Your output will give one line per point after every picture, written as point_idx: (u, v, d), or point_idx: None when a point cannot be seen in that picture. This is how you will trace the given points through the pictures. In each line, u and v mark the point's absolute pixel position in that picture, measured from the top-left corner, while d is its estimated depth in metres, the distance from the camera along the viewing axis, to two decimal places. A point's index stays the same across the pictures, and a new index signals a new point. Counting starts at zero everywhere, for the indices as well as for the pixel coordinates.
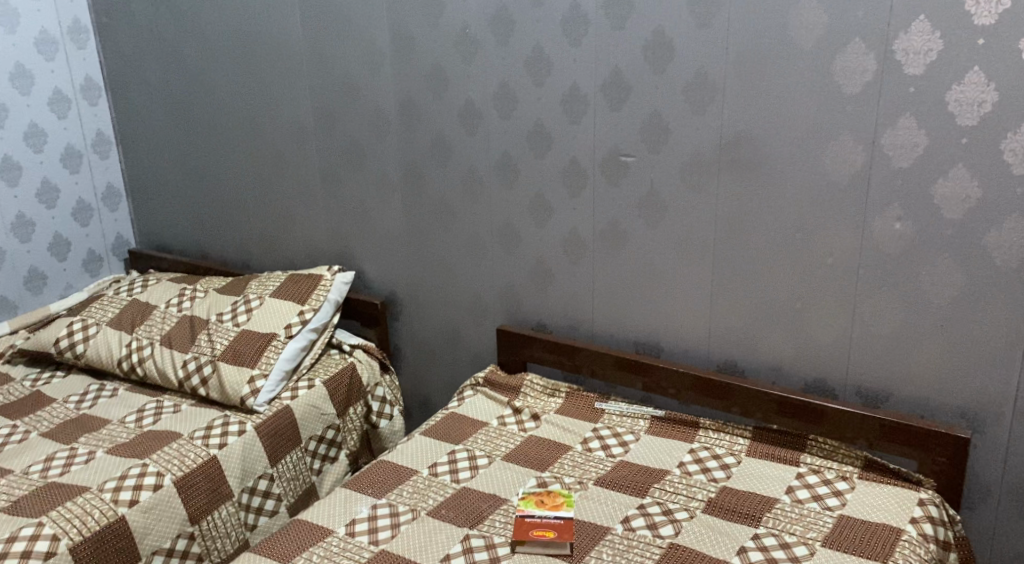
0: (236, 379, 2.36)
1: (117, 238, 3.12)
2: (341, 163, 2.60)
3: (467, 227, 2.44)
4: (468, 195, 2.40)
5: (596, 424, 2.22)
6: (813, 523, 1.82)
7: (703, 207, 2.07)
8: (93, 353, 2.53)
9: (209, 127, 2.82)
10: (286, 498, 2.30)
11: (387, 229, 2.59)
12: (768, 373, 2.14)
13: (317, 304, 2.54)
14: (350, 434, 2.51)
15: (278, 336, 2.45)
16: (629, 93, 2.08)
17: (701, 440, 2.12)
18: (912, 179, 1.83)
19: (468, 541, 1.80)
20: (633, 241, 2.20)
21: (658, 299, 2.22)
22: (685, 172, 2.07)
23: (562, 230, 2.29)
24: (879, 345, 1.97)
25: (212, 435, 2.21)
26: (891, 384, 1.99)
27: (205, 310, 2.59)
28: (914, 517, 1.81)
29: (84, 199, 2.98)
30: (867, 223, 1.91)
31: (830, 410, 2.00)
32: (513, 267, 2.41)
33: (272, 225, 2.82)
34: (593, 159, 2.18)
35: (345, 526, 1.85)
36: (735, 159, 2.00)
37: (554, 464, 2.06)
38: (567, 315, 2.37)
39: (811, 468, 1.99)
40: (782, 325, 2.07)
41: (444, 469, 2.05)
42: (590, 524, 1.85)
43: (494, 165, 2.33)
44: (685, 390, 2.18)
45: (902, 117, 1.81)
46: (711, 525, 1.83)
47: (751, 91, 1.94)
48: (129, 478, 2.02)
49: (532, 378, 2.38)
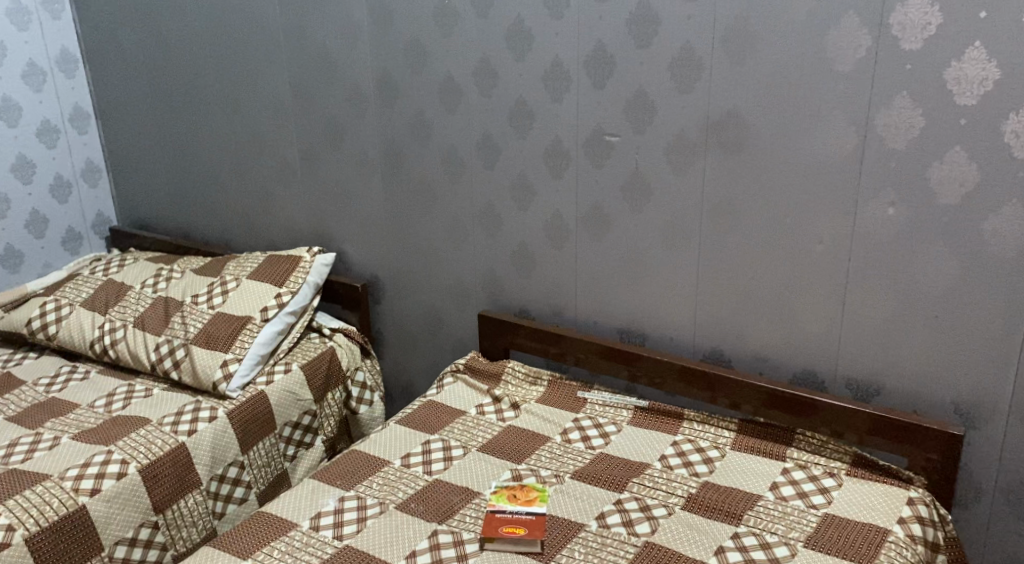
0: (209, 364, 2.30)
1: (97, 215, 3.05)
2: (319, 141, 2.51)
3: (448, 208, 2.36)
4: (449, 174, 2.32)
5: (576, 414, 2.14)
6: (796, 522, 1.74)
7: (689, 189, 1.98)
8: (66, 335, 2.48)
9: (187, 103, 2.74)
10: (257, 485, 2.26)
11: (368, 209, 2.51)
12: (755, 364, 2.05)
13: (295, 287, 2.46)
14: (328, 419, 2.45)
15: (254, 320, 2.38)
16: (613, 69, 1.98)
17: (685, 433, 2.05)
18: (906, 162, 1.74)
19: (436, 537, 1.73)
20: (617, 225, 2.11)
21: (643, 286, 2.13)
22: (670, 154, 1.98)
23: (544, 214, 2.20)
24: (870, 337, 1.88)
25: (181, 422, 2.16)
26: (882, 378, 1.90)
27: (179, 292, 2.52)
28: (902, 517, 1.73)
29: (62, 175, 2.90)
30: (858, 208, 1.81)
31: (818, 404, 1.92)
32: (495, 251, 2.32)
33: (252, 205, 2.74)
34: (576, 139, 2.09)
35: (309, 520, 1.79)
36: (721, 140, 1.91)
37: (532, 455, 1.99)
38: (551, 301, 2.29)
39: (797, 463, 1.91)
40: (771, 315, 1.98)
41: (417, 460, 1.98)
42: (564, 520, 1.78)
43: (475, 144, 2.24)
44: (670, 381, 2.10)
45: (897, 96, 1.71)
46: (689, 523, 1.76)
47: (740, 68, 1.84)
48: (92, 467, 1.97)
49: (514, 365, 2.31)
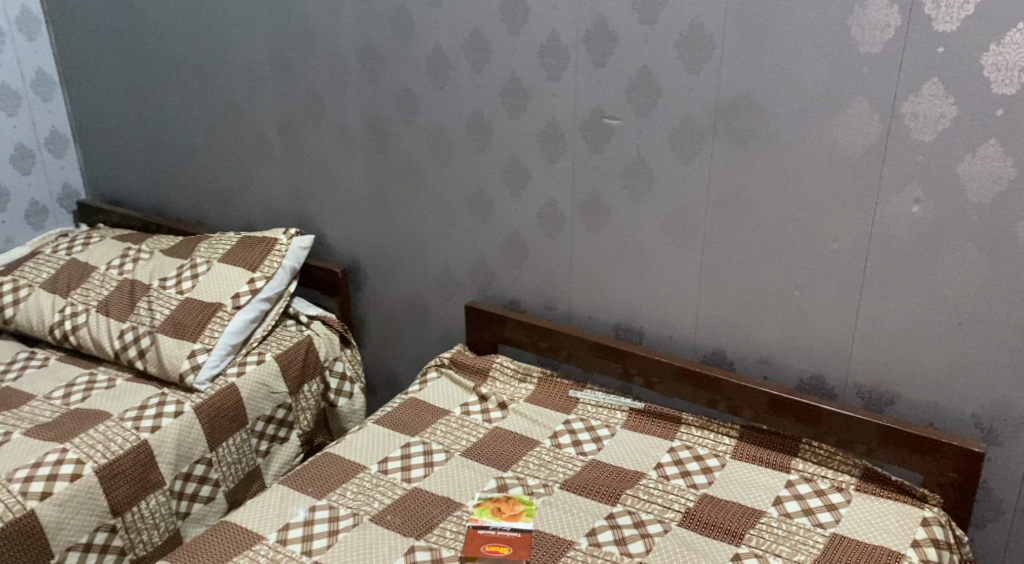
0: (176, 353, 2.15)
1: (64, 187, 2.88)
2: (297, 116, 2.34)
3: (435, 191, 2.20)
4: (436, 155, 2.15)
5: (568, 416, 2.00)
6: (801, 543, 1.61)
7: (695, 179, 1.83)
8: (24, 319, 2.34)
9: (157, 70, 2.56)
10: (226, 483, 2.12)
11: (349, 189, 2.35)
12: (761, 367, 1.91)
13: (271, 272, 2.30)
14: (304, 413, 2.30)
15: (225, 307, 2.23)
16: (615, 46, 1.81)
17: (683, 439, 1.91)
18: (935, 156, 1.58)
19: (413, 554, 1.60)
20: (616, 215, 1.95)
21: (642, 280, 1.98)
22: (675, 139, 1.82)
23: (537, 200, 2.05)
24: (887, 344, 1.74)
25: (144, 417, 2.02)
26: (898, 387, 1.77)
27: (147, 275, 2.36)
28: (916, 540, 1.60)
29: (24, 144, 2.71)
30: (879, 204, 1.66)
31: (827, 414, 1.78)
32: (484, 238, 2.17)
33: (227, 182, 2.57)
34: (573, 120, 1.92)
35: (276, 532, 1.66)
36: (731, 126, 1.75)
37: (519, 462, 1.86)
38: (543, 293, 2.14)
39: (803, 475, 1.78)
40: (779, 316, 1.84)
41: (396, 466, 1.84)
42: (551, 537, 1.64)
43: (465, 124, 2.08)
44: (669, 383, 1.96)
45: (928, 82, 1.55)
46: (685, 542, 1.63)
47: (754, 48, 1.67)
48: (43, 467, 1.84)
49: (502, 360, 2.16)
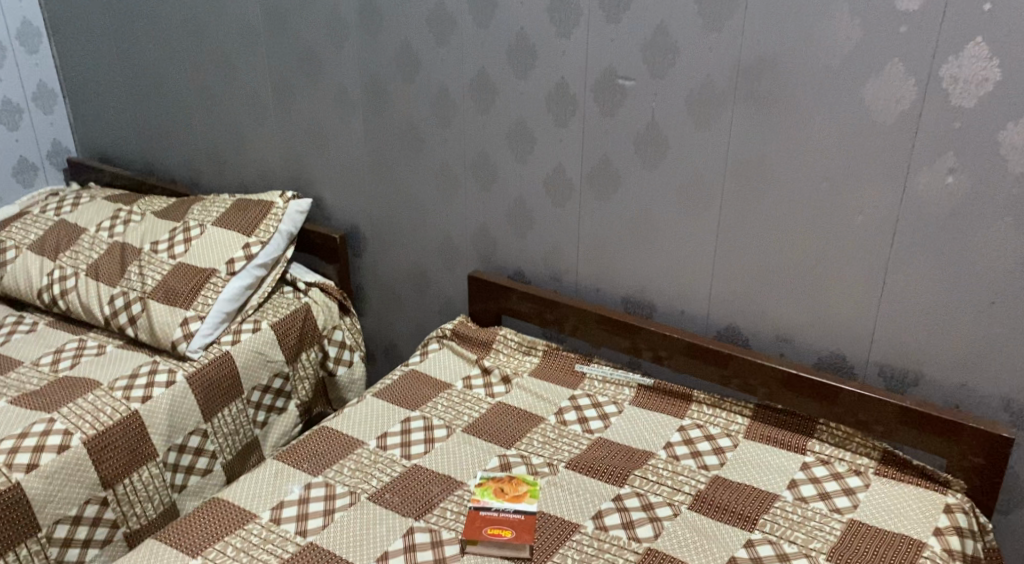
0: (168, 321, 2.07)
1: (54, 144, 2.78)
2: (293, 73, 2.23)
3: (437, 155, 2.10)
4: (439, 117, 2.05)
5: (573, 391, 1.93)
6: (818, 529, 1.54)
7: (713, 146, 1.73)
8: (11, 282, 2.26)
9: (147, 23, 2.44)
10: (222, 455, 2.06)
11: (348, 151, 2.25)
12: (777, 344, 1.83)
13: (266, 237, 2.22)
14: (302, 382, 2.23)
15: (219, 273, 2.14)
16: (630, 2, 1.70)
17: (694, 417, 1.84)
18: (974, 123, 1.48)
19: (412, 536, 1.53)
20: (627, 183, 1.86)
21: (654, 252, 1.90)
22: (693, 103, 1.71)
23: (545, 166, 1.95)
24: (912, 322, 1.66)
25: (135, 386, 1.95)
26: (922, 368, 1.69)
27: (138, 238, 2.27)
28: (938, 528, 1.53)
29: (11, 99, 2.61)
30: (910, 175, 1.56)
31: (846, 395, 1.70)
32: (489, 205, 2.07)
33: (221, 142, 2.48)
34: (584, 82, 1.82)
35: (270, 510, 1.59)
36: (752, 90, 1.64)
37: (523, 439, 1.79)
38: (549, 264, 2.05)
39: (819, 458, 1.71)
40: (798, 291, 1.76)
41: (395, 442, 1.77)
42: (556, 520, 1.57)
43: (469, 84, 1.97)
44: (680, 359, 1.88)
45: (971, 43, 1.44)
46: (696, 527, 1.56)
47: (780, 5, 1.56)
48: (29, 438, 1.78)
49: (506, 332, 2.08)
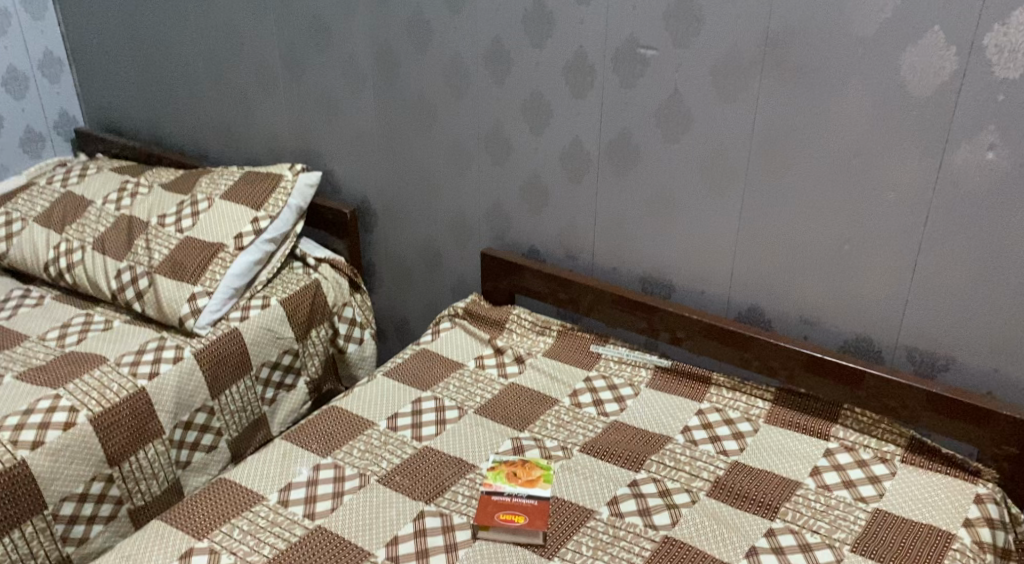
0: (175, 296, 2.03)
1: (61, 114, 2.73)
2: (303, 42, 2.17)
3: (450, 127, 2.04)
4: (453, 87, 1.99)
5: (588, 372, 1.88)
6: (841, 518, 1.49)
7: (739, 119, 1.66)
8: (17, 254, 2.23)
9: None
10: (229, 432, 2.03)
11: (359, 123, 2.19)
12: (800, 326, 1.77)
13: (275, 211, 2.17)
14: (312, 359, 2.19)
15: (227, 248, 2.10)
16: None
17: (713, 400, 1.78)
18: (1018, 96, 1.41)
19: (422, 520, 1.49)
20: (647, 157, 1.79)
21: (674, 230, 1.83)
22: (718, 75, 1.64)
23: (562, 139, 1.88)
24: (944, 305, 1.60)
25: (142, 362, 1.91)
26: (953, 352, 1.63)
27: (145, 211, 2.22)
28: (968, 519, 1.48)
29: (16, 67, 2.56)
30: (947, 150, 1.49)
31: (872, 380, 1.64)
32: (503, 180, 2.01)
33: (229, 114, 2.42)
34: (604, 52, 1.75)
35: (278, 492, 1.55)
36: (781, 61, 1.57)
37: (537, 422, 1.74)
38: (565, 241, 2.00)
39: (842, 444, 1.66)
40: (824, 272, 1.69)
41: (405, 423, 1.73)
42: (570, 505, 1.53)
43: (483, 54, 1.90)
44: (699, 341, 1.82)
45: (1018, 10, 1.36)
46: (716, 515, 1.51)
47: None
48: (35, 415, 1.74)
49: (519, 311, 2.03)
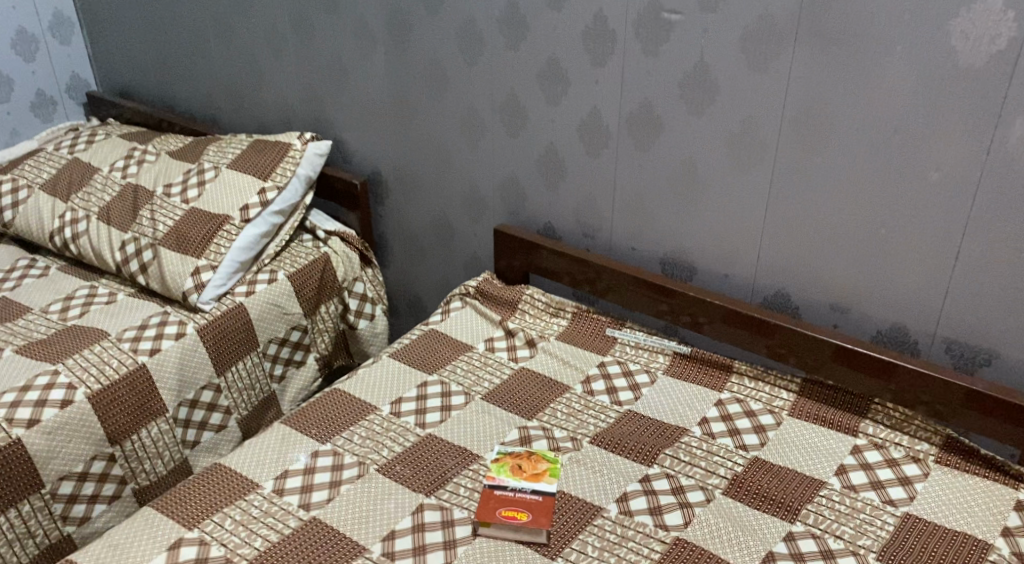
0: (179, 270, 1.97)
1: (72, 77, 2.67)
2: (312, 4, 2.07)
3: (464, 96, 1.93)
4: (466, 53, 1.88)
5: (603, 358, 1.79)
6: (868, 523, 1.39)
7: (769, 91, 1.53)
8: (23, 223, 2.18)
9: None
10: (238, 411, 1.98)
11: (370, 90, 2.09)
12: (828, 314, 1.66)
13: (283, 182, 2.09)
14: (321, 335, 2.13)
15: (232, 221, 2.03)
16: None
17: (734, 390, 1.69)
18: None
19: (422, 514, 1.42)
20: (671, 130, 1.68)
21: (698, 208, 1.72)
22: (748, 42, 1.52)
23: (580, 110, 1.77)
24: (989, 295, 1.48)
25: (144, 338, 1.86)
26: (995, 346, 1.51)
27: (150, 180, 2.16)
28: (1006, 528, 1.38)
29: (25, 29, 2.49)
30: (999, 128, 1.36)
31: (906, 375, 1.53)
32: (518, 152, 1.91)
33: (239, 79, 2.34)
34: (626, 15, 1.63)
35: (273, 481, 1.49)
36: (817, 27, 1.44)
37: (546, 410, 1.66)
38: (582, 218, 1.89)
39: (872, 442, 1.55)
40: (858, 257, 1.58)
41: (409, 408, 1.65)
42: (577, 502, 1.45)
43: (498, 17, 1.79)
44: (721, 327, 1.72)
45: None
46: (732, 515, 1.42)
47: None
48: (31, 392, 1.70)
49: (533, 291, 1.94)
